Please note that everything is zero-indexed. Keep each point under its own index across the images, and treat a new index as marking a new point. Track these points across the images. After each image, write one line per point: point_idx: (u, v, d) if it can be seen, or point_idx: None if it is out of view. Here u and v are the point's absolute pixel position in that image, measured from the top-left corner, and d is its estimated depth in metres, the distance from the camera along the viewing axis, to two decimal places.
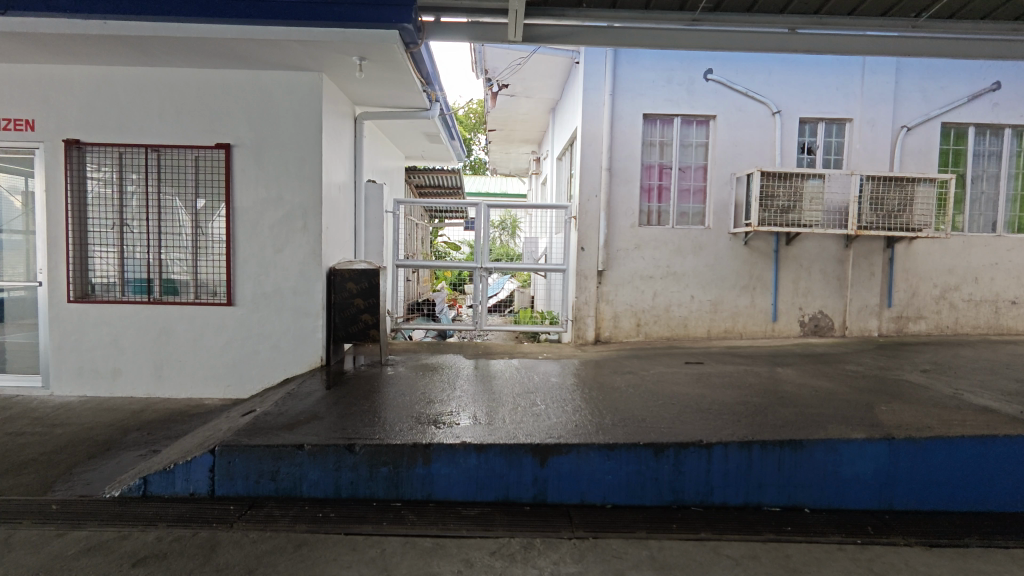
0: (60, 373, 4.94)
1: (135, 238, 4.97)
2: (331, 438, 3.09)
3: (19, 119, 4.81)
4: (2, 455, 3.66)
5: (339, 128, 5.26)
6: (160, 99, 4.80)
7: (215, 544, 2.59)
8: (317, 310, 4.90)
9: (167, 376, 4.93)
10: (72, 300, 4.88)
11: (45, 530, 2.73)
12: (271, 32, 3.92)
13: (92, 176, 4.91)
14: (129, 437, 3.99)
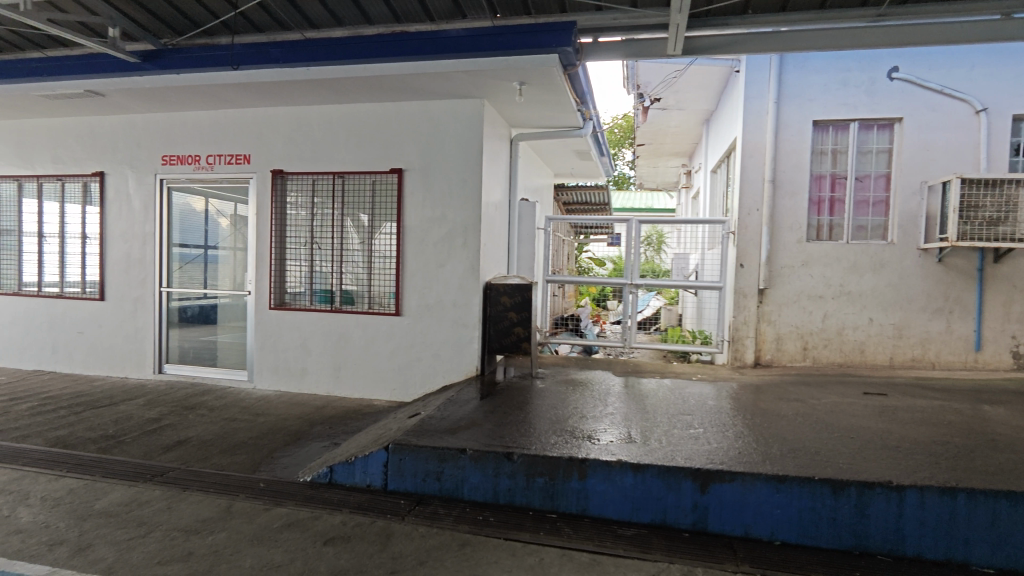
0: (261, 369, 5.75)
1: (322, 254, 5.66)
2: (490, 444, 3.24)
3: (239, 154, 5.75)
4: (222, 436, 4.35)
5: (497, 149, 5.55)
6: (345, 132, 5.44)
7: (390, 534, 2.84)
8: (474, 322, 5.18)
9: (344, 377, 5.51)
10: (272, 307, 5.67)
11: (256, 503, 3.18)
12: (442, 65, 4.27)
13: (291, 200, 5.69)
14: (315, 429, 4.52)
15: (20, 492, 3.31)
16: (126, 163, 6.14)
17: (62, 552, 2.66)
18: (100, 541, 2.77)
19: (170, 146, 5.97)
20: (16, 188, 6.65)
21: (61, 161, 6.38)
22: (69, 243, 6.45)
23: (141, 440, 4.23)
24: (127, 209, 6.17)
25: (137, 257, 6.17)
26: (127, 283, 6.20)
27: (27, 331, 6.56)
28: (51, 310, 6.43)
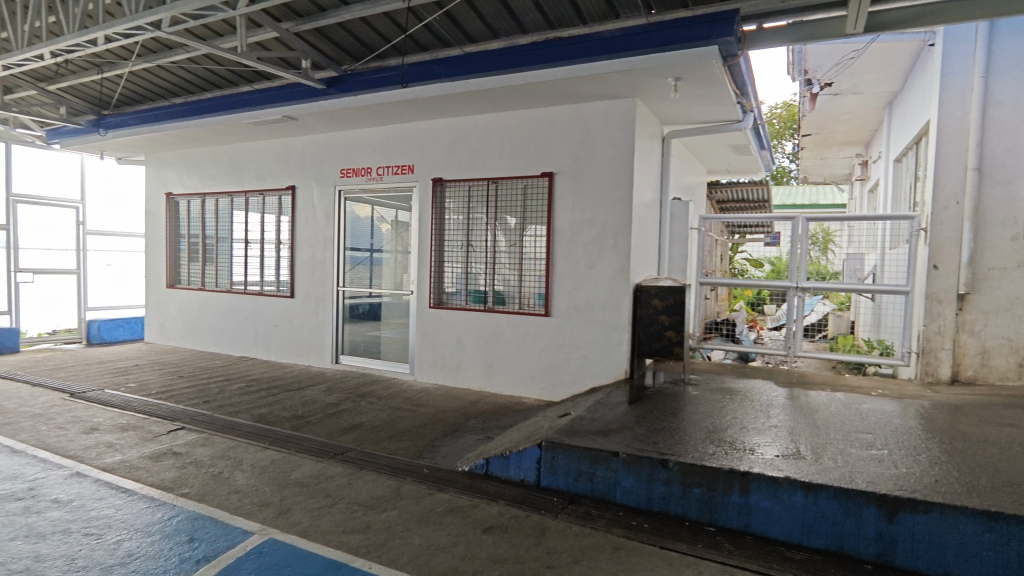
0: (421, 363, 6.21)
1: (475, 256, 5.95)
2: (644, 449, 3.18)
3: (404, 165, 6.27)
4: (390, 423, 4.77)
5: (649, 148, 5.44)
6: (499, 139, 5.68)
7: (545, 529, 2.91)
8: (624, 325, 5.12)
9: (496, 373, 5.75)
10: (432, 306, 6.09)
11: (422, 487, 3.45)
12: (595, 67, 4.28)
13: (449, 206, 6.07)
14: (470, 422, 4.78)
15: (235, 459, 3.93)
16: (311, 177, 7.00)
17: (269, 513, 3.11)
18: (296, 507, 3.18)
19: (347, 160, 6.69)
20: (229, 202, 7.89)
21: (263, 177, 7.45)
22: (268, 248, 7.49)
23: (324, 422, 4.79)
24: (312, 218, 7.03)
25: (320, 260, 6.99)
26: (312, 283, 7.05)
27: (236, 323, 7.74)
28: (254, 305, 7.53)
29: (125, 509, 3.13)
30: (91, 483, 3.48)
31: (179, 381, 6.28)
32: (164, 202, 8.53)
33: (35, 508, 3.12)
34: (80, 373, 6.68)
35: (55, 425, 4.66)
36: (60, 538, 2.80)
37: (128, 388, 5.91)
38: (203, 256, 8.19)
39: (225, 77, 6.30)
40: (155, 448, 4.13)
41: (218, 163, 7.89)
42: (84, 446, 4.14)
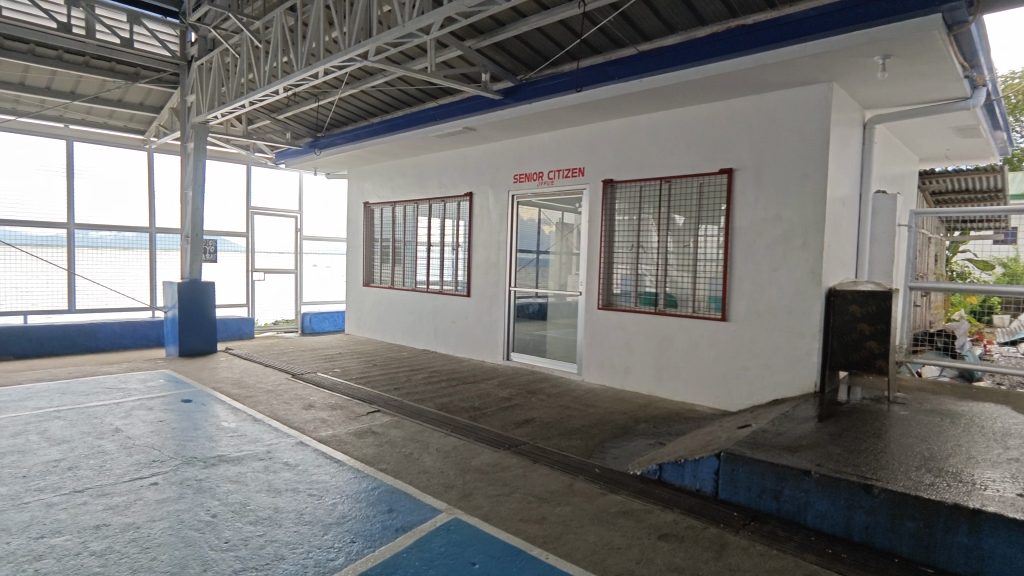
0: (589, 363, 6.27)
1: (645, 257, 5.83)
2: (841, 471, 2.87)
3: (575, 168, 6.37)
4: (560, 420, 4.89)
5: (848, 136, 4.88)
6: (673, 136, 5.51)
7: (725, 545, 2.78)
8: (814, 333, 4.66)
9: (666, 377, 5.60)
10: (600, 307, 6.12)
11: (594, 486, 3.49)
12: (783, 53, 3.97)
13: (619, 207, 6.03)
14: (640, 426, 4.71)
15: (423, 442, 4.32)
16: (487, 183, 7.43)
17: (454, 494, 3.37)
18: (478, 491, 3.41)
19: (520, 166, 6.99)
20: (415, 208, 8.69)
21: (444, 185, 8.09)
22: (448, 250, 8.11)
23: (499, 415, 5.06)
24: (487, 221, 7.46)
25: (494, 261, 7.39)
26: (486, 283, 7.48)
27: (420, 319, 8.51)
28: (436, 302, 8.21)
29: (338, 477, 3.62)
30: (311, 451, 4.09)
31: (374, 368, 7.09)
32: (362, 210, 9.67)
33: (273, 468, 3.75)
34: (298, 357, 7.85)
35: (283, 401, 5.54)
36: (292, 494, 3.33)
37: (335, 373, 6.81)
38: (393, 258, 9.13)
39: (415, 96, 6.97)
40: (358, 426, 4.72)
41: (407, 174, 8.74)
42: (304, 420, 4.87)
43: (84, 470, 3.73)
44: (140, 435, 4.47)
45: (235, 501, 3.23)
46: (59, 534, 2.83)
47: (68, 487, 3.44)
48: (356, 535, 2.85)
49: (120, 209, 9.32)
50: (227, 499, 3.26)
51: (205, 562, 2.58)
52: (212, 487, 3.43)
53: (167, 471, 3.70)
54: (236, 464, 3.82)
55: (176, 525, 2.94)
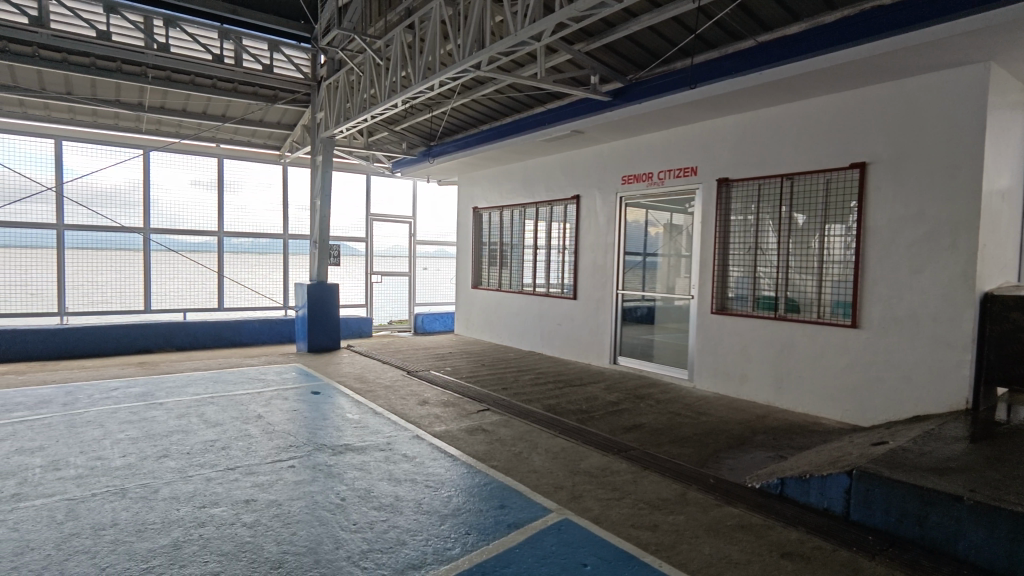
0: (701, 370, 6.04)
1: (764, 259, 5.51)
2: (1001, 499, 2.55)
3: (687, 167, 6.18)
4: (670, 427, 4.76)
5: (1007, 121, 4.33)
6: (796, 131, 5.18)
7: (858, 570, 2.57)
8: (965, 343, 4.17)
9: (787, 387, 5.26)
10: (714, 311, 5.88)
11: (708, 497, 3.36)
12: (927, 34, 3.61)
13: (735, 207, 5.76)
14: (758, 437, 4.47)
15: (532, 441, 4.40)
16: (595, 186, 7.41)
17: (563, 495, 3.40)
18: (588, 494, 3.42)
19: (629, 167, 6.90)
20: (522, 212, 8.85)
21: (551, 189, 8.16)
22: (555, 253, 8.17)
23: (606, 418, 5.03)
24: (595, 224, 7.44)
25: (601, 263, 7.35)
26: (593, 286, 7.45)
27: (527, 321, 8.63)
28: (542, 304, 8.31)
29: (452, 470, 3.79)
30: (426, 445, 4.30)
31: (483, 368, 7.31)
32: (471, 215, 9.99)
33: (393, 459, 3.99)
34: (412, 355, 8.28)
35: (399, 396, 5.87)
36: (410, 485, 3.53)
37: (446, 371, 7.11)
38: (500, 261, 9.34)
39: (524, 102, 7.11)
40: (469, 423, 4.90)
41: (514, 179, 8.93)
42: (420, 415, 5.13)
43: (234, 450, 4.20)
44: (278, 422, 4.94)
45: (361, 487, 3.48)
46: (217, 505, 3.22)
47: (222, 464, 3.90)
48: (470, 527, 2.97)
49: (260, 218, 10.37)
50: (354, 484, 3.52)
51: (337, 541, 2.81)
52: (341, 473, 3.72)
53: (301, 456, 4.07)
54: (360, 453, 4.12)
55: (311, 504, 3.23)
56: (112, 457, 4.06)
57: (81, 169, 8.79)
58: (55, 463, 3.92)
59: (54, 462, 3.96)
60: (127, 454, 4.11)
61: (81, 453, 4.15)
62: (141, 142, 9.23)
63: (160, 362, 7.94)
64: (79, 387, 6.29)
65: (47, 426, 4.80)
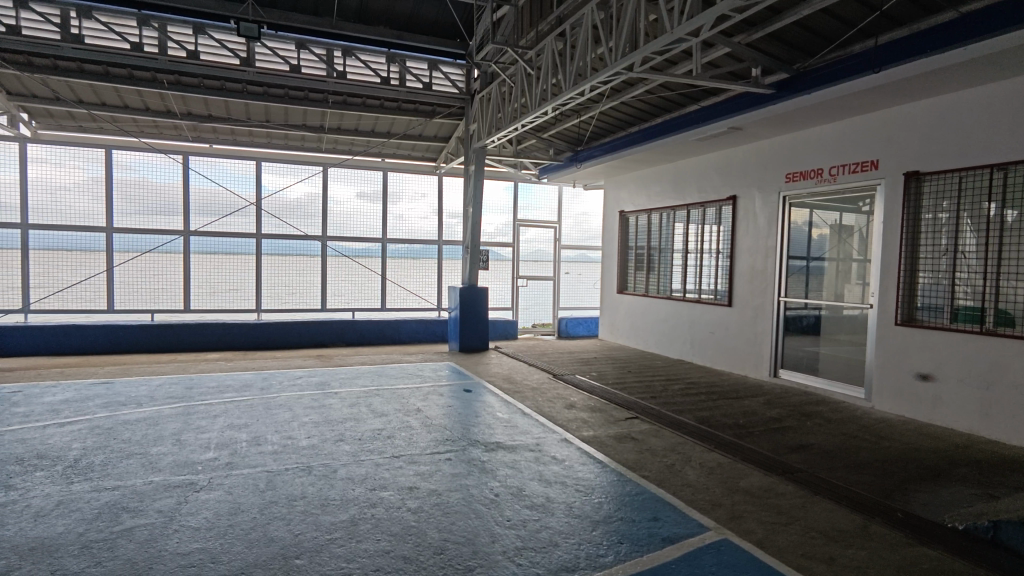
0: (882, 388, 5.35)
1: (967, 263, 4.75)
2: None
3: (866, 161, 5.52)
4: (845, 450, 4.28)
5: None
6: (1012, 112, 4.40)
7: None
8: None
9: (996, 415, 4.47)
10: (898, 323, 5.18)
11: (896, 533, 2.97)
12: None
13: (928, 204, 5.03)
14: (960, 470, 3.84)
15: (685, 454, 4.21)
16: (754, 186, 6.93)
17: (722, 513, 3.21)
18: (750, 515, 3.18)
19: (794, 163, 6.35)
20: (672, 215, 8.54)
21: (705, 190, 7.78)
22: (707, 257, 7.78)
23: (768, 436, 4.65)
24: (754, 226, 6.95)
25: (760, 269, 6.84)
26: (751, 292, 6.96)
27: (677, 329, 8.30)
28: (693, 311, 7.94)
29: (601, 477, 3.75)
30: (575, 449, 4.31)
31: (630, 375, 7.16)
32: (618, 219, 9.86)
33: (542, 460, 4.06)
34: (557, 359, 8.37)
35: (547, 399, 5.96)
36: (561, 487, 3.56)
37: (592, 376, 7.07)
38: (648, 265, 9.10)
39: (676, 100, 6.86)
40: (618, 430, 4.81)
41: (664, 181, 8.65)
42: (567, 419, 5.16)
43: (398, 439, 4.55)
44: (436, 416, 5.27)
45: (514, 485, 3.58)
46: (386, 489, 3.51)
47: (389, 451, 4.25)
48: (623, 536, 2.91)
49: (418, 225, 11.18)
50: (506, 482, 3.64)
51: (493, 535, 2.92)
52: (494, 469, 3.87)
53: (457, 450, 4.29)
54: (511, 452, 4.24)
55: (469, 497, 3.39)
56: (300, 437, 4.62)
57: (275, 186, 10.16)
58: (257, 439, 4.55)
59: (256, 437, 4.61)
60: (311, 436, 4.65)
61: (276, 431, 4.77)
62: (321, 160, 10.42)
63: (334, 355, 8.89)
64: (271, 374, 7.27)
65: (250, 407, 5.61)
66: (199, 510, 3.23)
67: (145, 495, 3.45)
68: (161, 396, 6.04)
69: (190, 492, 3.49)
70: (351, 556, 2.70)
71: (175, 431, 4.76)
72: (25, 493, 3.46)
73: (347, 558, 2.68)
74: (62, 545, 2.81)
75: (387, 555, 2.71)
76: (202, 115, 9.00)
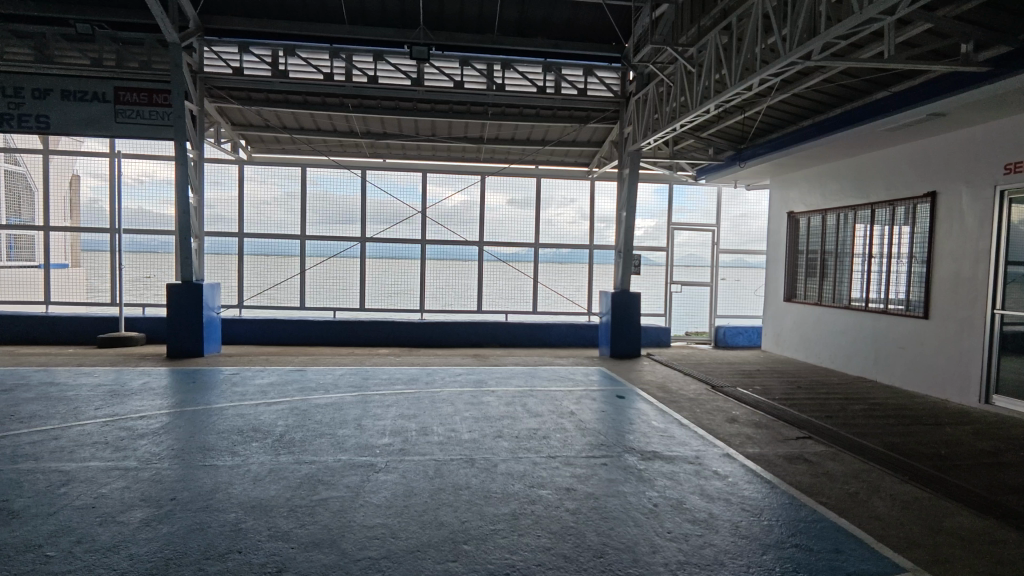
0: None
1: None
2: None
3: None
4: None
5: None
6: None
7: None
8: None
9: None
10: None
11: None
12: None
13: None
14: None
15: (871, 483, 3.76)
16: (960, 180, 5.99)
17: (921, 555, 2.81)
18: (958, 561, 2.75)
19: (1016, 152, 5.38)
20: (852, 216, 7.68)
21: (894, 187, 6.89)
22: (897, 263, 6.87)
23: (979, 472, 3.98)
24: (959, 226, 6.00)
25: (967, 276, 5.89)
26: (954, 303, 6.02)
27: (857, 343, 7.44)
28: (878, 323, 7.06)
29: (770, 498, 3.49)
30: (739, 466, 4.05)
31: (799, 391, 6.56)
32: (786, 221, 9.10)
33: (704, 474, 3.88)
34: (716, 370, 7.93)
35: (705, 411, 5.67)
36: (725, 504, 3.38)
37: (756, 390, 6.57)
38: (821, 272, 8.27)
39: (860, 88, 6.16)
40: (788, 450, 4.43)
41: (843, 178, 7.81)
42: (729, 434, 4.86)
43: (554, 440, 4.63)
44: (589, 420, 5.28)
45: (673, 497, 3.47)
46: (544, 487, 3.61)
47: (545, 451, 4.36)
48: (798, 565, 2.68)
49: (570, 230, 11.29)
50: (665, 493, 3.53)
51: (653, 545, 2.86)
52: (651, 479, 3.78)
53: (613, 455, 4.27)
54: (669, 463, 4.11)
55: (626, 504, 3.35)
56: (463, 430, 4.91)
57: (438, 196, 10.91)
58: (425, 429, 4.93)
59: (423, 428, 4.99)
60: (473, 430, 4.93)
61: (440, 424, 5.13)
62: (479, 169, 10.97)
63: (489, 355, 9.31)
64: (434, 370, 7.82)
65: (418, 399, 6.09)
66: (379, 489, 3.59)
67: (335, 470, 3.91)
68: (343, 384, 6.81)
69: (371, 472, 3.90)
70: (514, 548, 2.82)
71: (357, 417, 5.33)
72: (245, 459, 4.12)
73: (510, 550, 2.80)
74: (275, 506, 3.30)
75: (547, 552, 2.78)
76: (378, 133, 10.08)
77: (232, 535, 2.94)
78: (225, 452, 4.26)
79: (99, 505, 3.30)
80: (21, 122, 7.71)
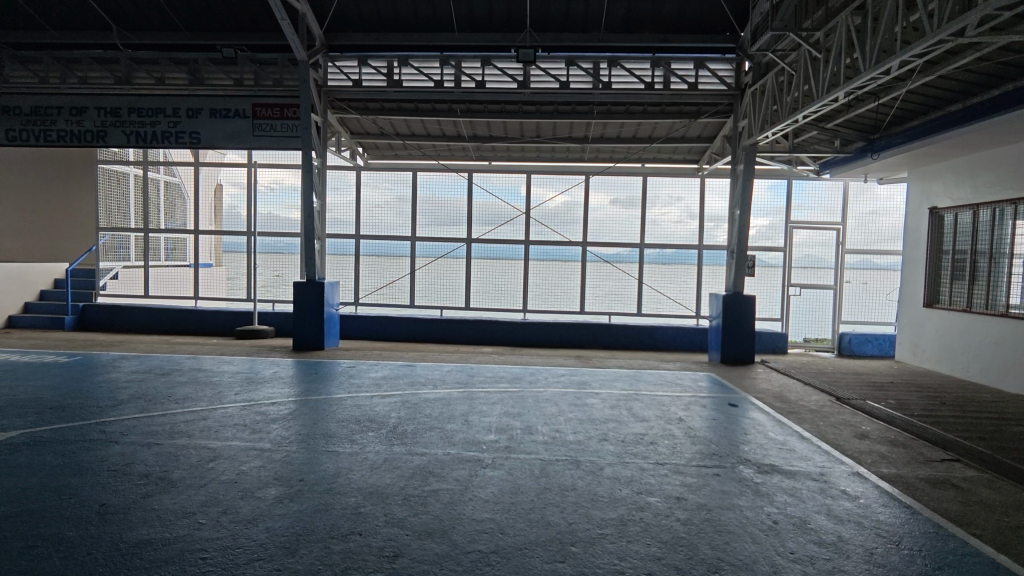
0: None
1: None
2: None
3: None
4: None
5: None
6: None
7: None
8: None
9: None
10: None
11: None
12: None
13: None
14: None
15: None
16: None
17: None
18: None
19: None
20: (1010, 211, 6.74)
21: None
22: None
23: None
24: None
25: None
26: None
27: (1016, 355, 6.52)
28: None
29: (910, 525, 3.14)
30: (872, 487, 3.69)
31: (942, 407, 5.87)
32: (927, 218, 8.18)
33: (831, 493, 3.57)
34: (841, 380, 7.30)
35: (830, 424, 5.23)
36: (857, 528, 3.09)
37: (890, 405, 5.96)
38: (971, 275, 7.33)
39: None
40: (931, 473, 3.97)
41: (999, 168, 6.89)
42: (859, 451, 4.44)
43: (662, 447, 4.49)
44: (699, 428, 5.06)
45: (796, 515, 3.23)
46: (653, 495, 3.50)
47: (653, 457, 4.23)
48: None
49: (676, 230, 10.90)
50: (787, 510, 3.30)
51: (773, 564, 2.68)
52: (770, 494, 3.54)
53: (726, 466, 4.05)
54: (790, 478, 3.83)
55: (742, 519, 3.17)
56: (567, 431, 4.90)
57: (541, 197, 10.97)
58: (530, 428, 4.97)
59: (528, 426, 5.04)
60: (578, 431, 4.89)
61: (545, 423, 5.14)
62: (583, 169, 10.91)
63: (592, 357, 9.21)
64: (537, 370, 7.88)
65: (522, 398, 6.15)
66: (487, 484, 3.67)
67: (445, 463, 4.05)
68: (450, 380, 7.05)
69: (479, 467, 3.99)
70: (623, 554, 2.76)
71: (464, 412, 5.48)
72: (362, 447, 4.38)
73: (619, 555, 2.75)
74: (391, 494, 3.48)
75: (658, 561, 2.70)
76: (485, 137, 10.35)
77: (353, 517, 3.13)
78: (345, 440, 4.56)
79: (240, 480, 3.66)
80: (178, 139, 8.63)
